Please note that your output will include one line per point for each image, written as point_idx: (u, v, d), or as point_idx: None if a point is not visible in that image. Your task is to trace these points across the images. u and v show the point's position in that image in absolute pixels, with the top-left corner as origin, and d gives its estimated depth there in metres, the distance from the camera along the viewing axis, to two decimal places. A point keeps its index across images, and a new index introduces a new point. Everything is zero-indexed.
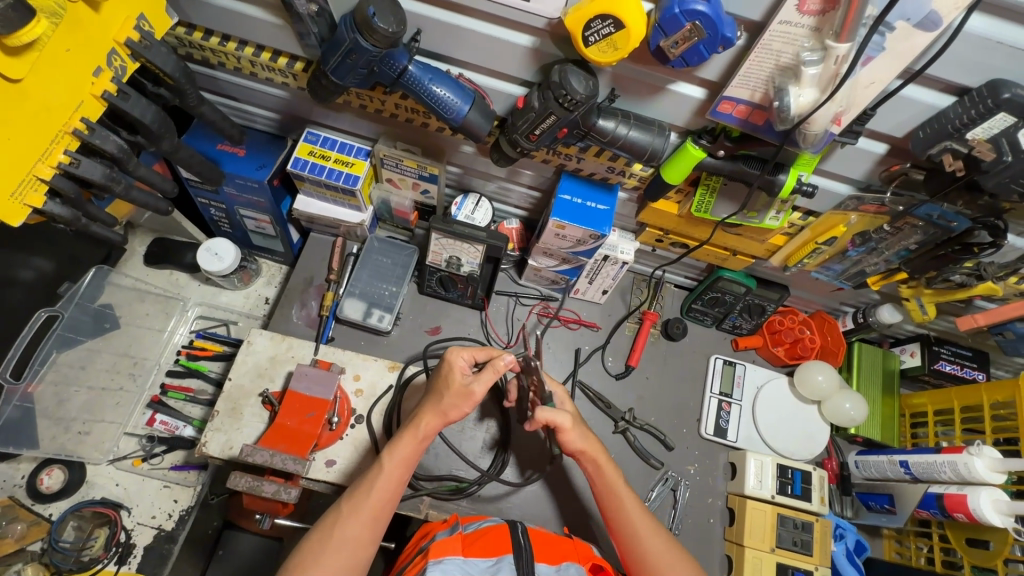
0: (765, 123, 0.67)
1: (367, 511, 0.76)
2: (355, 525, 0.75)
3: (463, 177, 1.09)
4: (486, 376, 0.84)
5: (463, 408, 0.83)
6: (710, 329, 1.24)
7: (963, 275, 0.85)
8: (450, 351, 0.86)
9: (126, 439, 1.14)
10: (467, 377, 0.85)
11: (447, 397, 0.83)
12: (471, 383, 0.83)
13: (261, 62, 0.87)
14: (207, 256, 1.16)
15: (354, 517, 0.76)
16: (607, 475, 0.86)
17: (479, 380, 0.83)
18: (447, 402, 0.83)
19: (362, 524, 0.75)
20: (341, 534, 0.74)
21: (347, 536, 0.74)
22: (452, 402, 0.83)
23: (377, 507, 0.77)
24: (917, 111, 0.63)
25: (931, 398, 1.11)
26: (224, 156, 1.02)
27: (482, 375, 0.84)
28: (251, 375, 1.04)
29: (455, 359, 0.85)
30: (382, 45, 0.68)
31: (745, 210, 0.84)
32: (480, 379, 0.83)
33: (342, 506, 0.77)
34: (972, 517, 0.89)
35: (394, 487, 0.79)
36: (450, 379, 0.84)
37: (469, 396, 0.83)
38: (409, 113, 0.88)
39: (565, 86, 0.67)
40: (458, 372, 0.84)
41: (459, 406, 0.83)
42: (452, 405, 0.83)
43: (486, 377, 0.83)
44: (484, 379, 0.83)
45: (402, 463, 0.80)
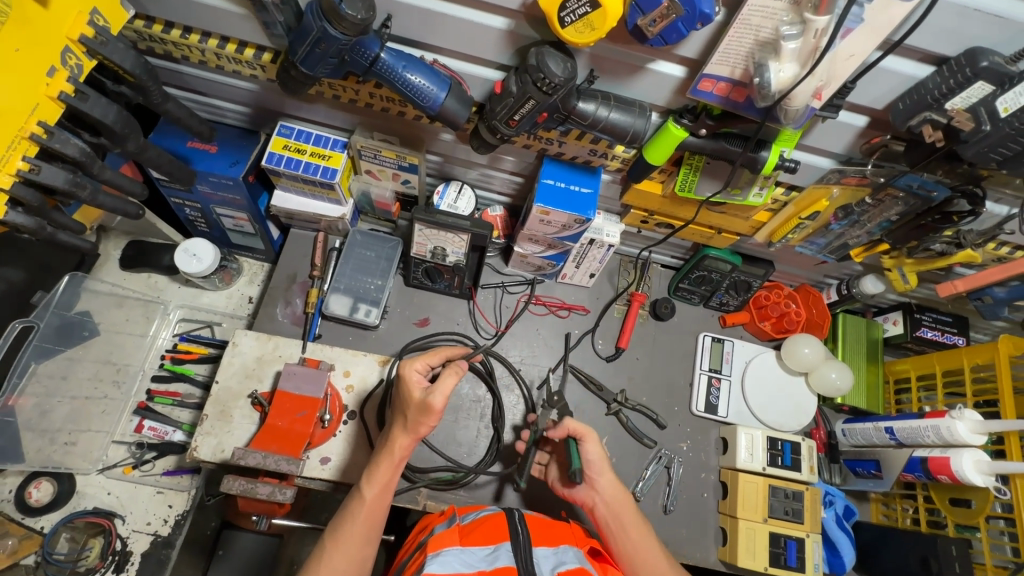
0: (745, 100, 0.66)
1: (349, 545, 0.74)
2: (339, 563, 0.72)
3: (444, 165, 1.07)
4: (445, 384, 0.77)
5: (428, 422, 0.77)
6: (698, 307, 1.25)
7: (943, 244, 0.86)
8: (404, 365, 0.81)
9: (115, 447, 1.12)
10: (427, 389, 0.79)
11: (410, 413, 0.78)
12: (428, 394, 0.77)
13: (227, 55, 0.84)
14: (185, 258, 1.13)
15: (336, 555, 0.73)
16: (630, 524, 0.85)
17: (436, 391, 0.76)
18: (410, 419, 0.78)
19: (345, 558, 0.73)
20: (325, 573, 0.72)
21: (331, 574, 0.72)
22: (416, 419, 0.77)
23: (360, 537, 0.75)
24: (897, 82, 0.62)
25: (914, 364, 1.13)
26: (196, 154, 0.99)
27: (440, 383, 0.77)
28: (238, 377, 1.02)
29: (409, 374, 0.80)
30: (351, 32, 0.66)
31: (729, 188, 0.83)
32: (438, 390, 0.76)
33: (324, 542, 0.75)
34: (955, 479, 0.92)
35: (372, 515, 0.76)
36: (409, 395, 0.79)
37: (431, 410, 0.77)
38: (385, 102, 0.86)
39: (543, 69, 0.65)
40: (414, 386, 0.79)
41: (423, 421, 0.77)
42: (416, 420, 0.77)
43: (445, 385, 0.77)
44: (442, 388, 0.76)
45: (378, 491, 0.77)
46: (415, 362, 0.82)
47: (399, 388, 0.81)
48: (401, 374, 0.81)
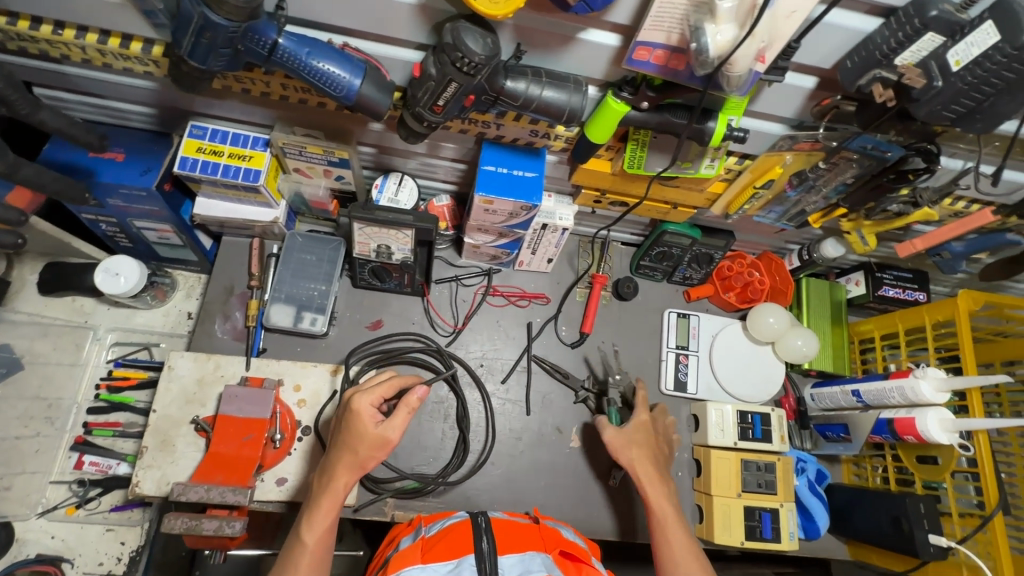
0: (684, 68, 0.60)
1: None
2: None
3: (380, 156, 0.99)
4: (400, 417, 0.76)
5: (380, 456, 0.76)
6: (662, 283, 1.22)
7: (900, 204, 0.83)
8: (355, 398, 0.76)
9: (54, 488, 1.04)
10: (380, 423, 0.76)
11: (361, 449, 0.74)
12: (384, 429, 0.75)
13: (111, 51, 0.74)
14: (106, 278, 1.03)
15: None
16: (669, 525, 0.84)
17: (392, 426, 0.75)
18: (360, 456, 0.75)
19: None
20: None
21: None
22: (366, 454, 0.75)
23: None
24: (844, 38, 0.57)
25: (877, 324, 1.12)
26: (100, 164, 0.89)
27: (395, 418, 0.75)
28: (178, 403, 0.95)
29: (359, 407, 0.75)
30: (237, 17, 0.57)
31: (679, 161, 0.78)
32: (394, 423, 0.75)
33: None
34: (921, 438, 0.92)
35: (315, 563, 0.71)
36: (361, 429, 0.75)
37: (382, 444, 0.75)
38: (300, 93, 0.77)
39: (460, 48, 0.58)
40: (368, 421, 0.75)
41: (374, 455, 0.75)
42: (368, 455, 0.75)
43: (400, 418, 0.76)
44: (398, 423, 0.75)
45: (321, 536, 0.72)
46: (363, 391, 0.77)
47: (344, 421, 0.77)
48: (352, 406, 0.75)
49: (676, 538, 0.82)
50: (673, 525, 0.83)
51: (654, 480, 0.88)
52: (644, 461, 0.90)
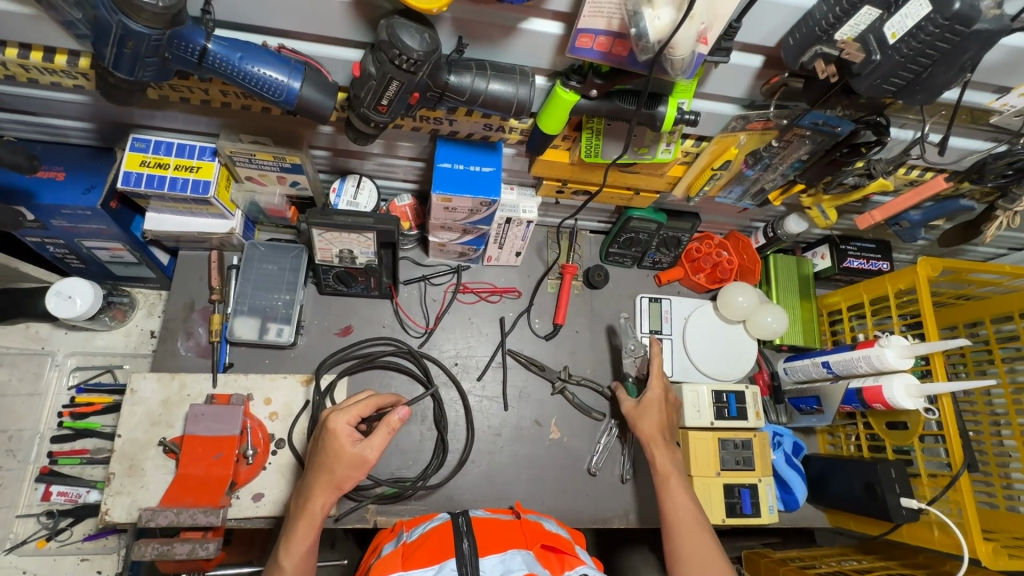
0: (628, 54, 0.59)
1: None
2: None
3: (335, 159, 0.96)
4: (379, 436, 0.74)
5: (358, 476, 0.74)
6: (633, 269, 1.22)
7: (855, 177, 0.84)
8: (331, 417, 0.74)
9: (21, 522, 1.01)
10: (358, 442, 0.74)
11: (338, 470, 0.73)
12: (361, 449, 0.73)
13: (34, 65, 0.70)
14: (58, 301, 0.99)
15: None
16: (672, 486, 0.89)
17: (370, 446, 0.73)
18: (337, 476, 0.73)
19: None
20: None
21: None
22: (343, 475, 0.73)
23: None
24: (784, 16, 0.57)
25: (844, 295, 1.14)
26: (38, 185, 0.85)
27: (373, 437, 0.74)
28: (144, 426, 0.92)
29: (335, 427, 0.74)
30: (159, 24, 0.55)
31: (634, 147, 0.78)
32: (373, 442, 0.74)
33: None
34: (888, 405, 0.94)
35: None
36: (337, 449, 0.73)
37: (359, 465, 0.73)
38: (241, 99, 0.75)
39: (396, 45, 0.56)
40: (346, 441, 0.73)
41: (352, 476, 0.74)
42: (345, 475, 0.73)
43: (378, 438, 0.74)
44: (376, 442, 0.74)
45: (299, 563, 0.70)
46: (339, 411, 0.76)
47: (320, 442, 0.75)
48: (328, 426, 0.74)
49: (678, 493, 0.88)
50: (674, 480, 0.89)
51: (660, 439, 0.94)
52: (653, 424, 0.96)
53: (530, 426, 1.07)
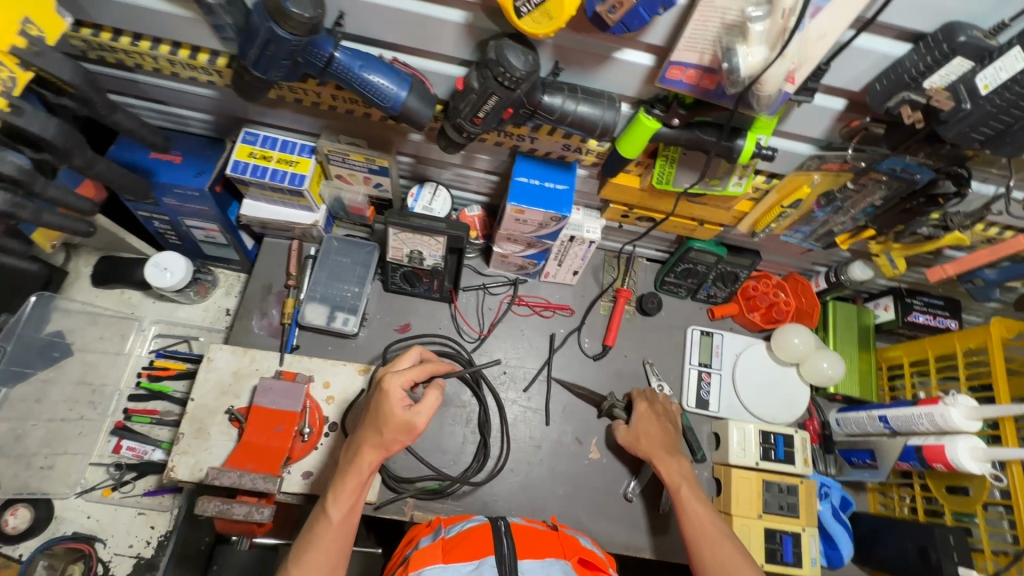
0: (715, 88, 0.63)
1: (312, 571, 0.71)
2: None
3: (417, 166, 1.04)
4: (428, 402, 0.78)
5: (406, 441, 0.77)
6: (686, 300, 1.22)
7: (930, 228, 0.83)
8: (385, 381, 0.78)
9: (93, 469, 1.10)
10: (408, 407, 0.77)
11: (387, 432, 0.76)
12: (410, 414, 0.76)
13: (180, 61, 0.80)
14: (156, 272, 1.09)
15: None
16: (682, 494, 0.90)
17: (419, 411, 0.76)
18: (386, 438, 0.76)
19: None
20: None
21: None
22: (392, 438, 0.76)
23: (323, 562, 0.72)
24: (872, 62, 0.60)
25: (907, 350, 1.11)
26: (158, 165, 0.95)
27: (422, 403, 0.77)
28: (214, 394, 0.99)
29: (390, 392, 0.77)
30: (301, 31, 0.62)
31: (707, 178, 0.81)
32: (422, 408, 0.77)
33: (286, 568, 0.72)
34: (950, 466, 0.90)
35: (336, 541, 0.74)
36: (388, 412, 0.76)
37: (408, 429, 0.77)
38: (348, 103, 0.83)
39: (503, 63, 0.62)
40: (396, 405, 0.76)
41: (400, 440, 0.77)
42: (394, 439, 0.76)
43: (428, 402, 0.78)
44: (426, 409, 0.77)
45: (346, 516, 0.75)
46: (393, 376, 0.79)
47: (373, 405, 0.78)
48: (384, 391, 0.77)
49: (690, 504, 0.89)
50: (684, 490, 0.91)
51: (660, 456, 0.95)
52: (653, 440, 0.98)
53: (571, 443, 1.08)
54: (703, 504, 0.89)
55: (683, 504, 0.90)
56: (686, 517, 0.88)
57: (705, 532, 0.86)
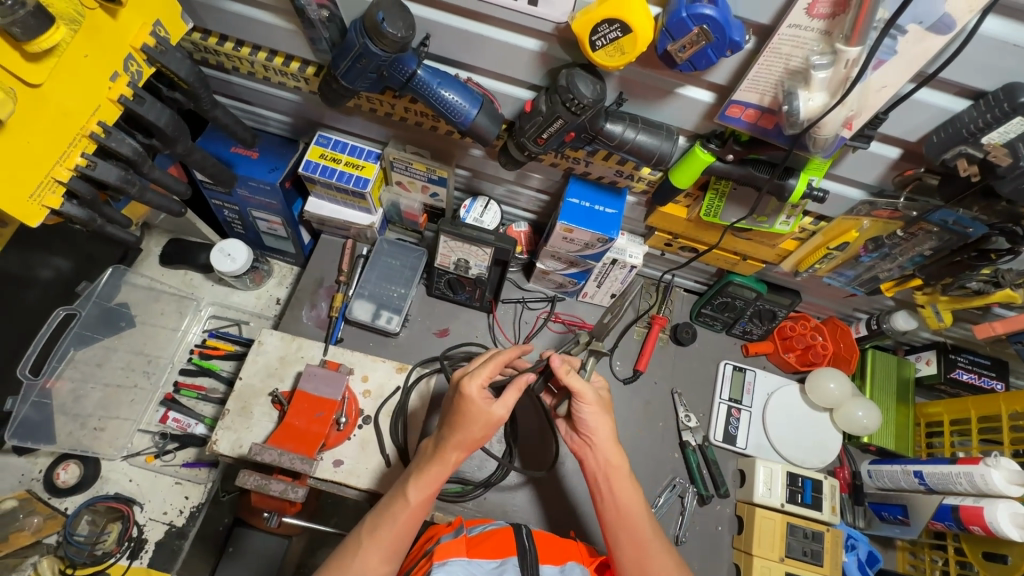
0: (774, 127, 0.66)
1: (387, 544, 0.75)
2: (376, 558, 0.75)
3: (473, 180, 1.09)
4: (509, 396, 0.80)
5: (490, 434, 0.80)
6: (721, 334, 1.23)
7: (979, 282, 0.84)
8: (466, 383, 0.78)
9: (140, 436, 1.15)
10: (490, 404, 0.79)
11: (475, 428, 0.78)
12: (495, 411, 0.78)
13: (273, 67, 0.88)
14: (220, 257, 1.17)
15: (372, 549, 0.75)
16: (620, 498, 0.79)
17: (503, 407, 0.79)
18: (474, 434, 0.78)
19: (380, 557, 0.75)
20: (360, 567, 0.74)
21: (367, 567, 0.74)
22: (479, 433, 0.79)
23: (399, 538, 0.76)
24: (930, 115, 0.62)
25: (947, 407, 1.09)
26: (238, 159, 1.03)
27: (506, 398, 0.79)
28: (261, 374, 1.03)
29: (472, 392, 0.78)
30: (391, 49, 0.68)
31: (754, 215, 0.83)
32: (504, 404, 0.79)
33: (361, 537, 0.76)
34: (989, 530, 0.87)
35: (411, 520, 0.77)
36: (474, 411, 0.78)
37: (491, 424, 0.79)
38: (419, 116, 0.89)
39: (573, 91, 0.67)
40: (481, 404, 0.77)
41: (486, 433, 0.80)
42: (479, 433, 0.79)
43: (509, 398, 0.80)
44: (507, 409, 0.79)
45: (422, 498, 0.78)
46: (473, 375, 0.79)
47: (456, 400, 0.80)
48: (464, 388, 0.78)
49: (633, 503, 0.79)
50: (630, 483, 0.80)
51: (617, 441, 0.82)
52: (602, 428, 0.82)
53: None
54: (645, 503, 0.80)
55: (622, 501, 0.79)
56: (624, 516, 0.78)
57: (646, 533, 0.77)
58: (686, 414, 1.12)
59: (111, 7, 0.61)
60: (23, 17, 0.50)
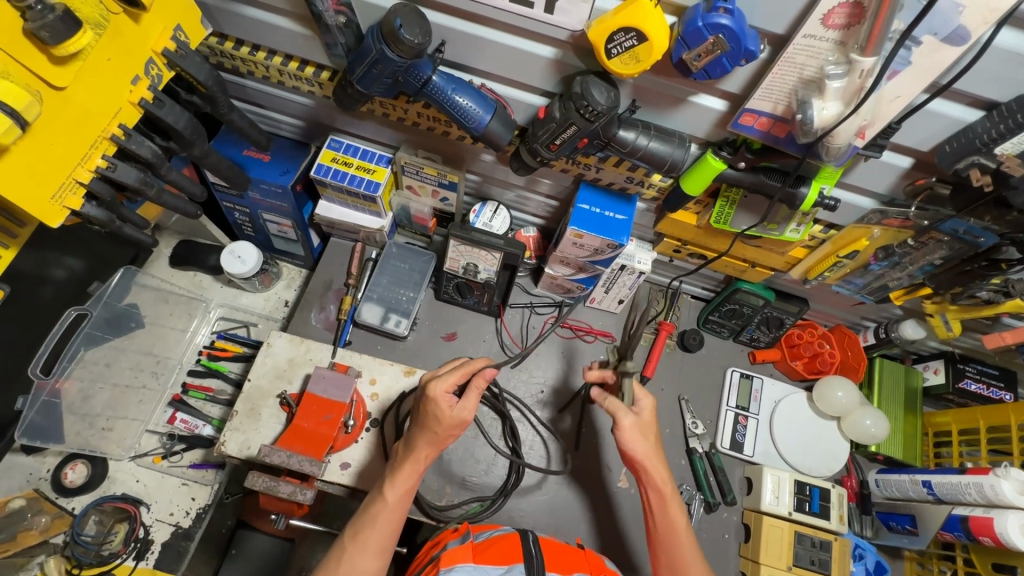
0: (786, 136, 0.67)
1: (373, 546, 0.76)
2: (368, 558, 0.76)
3: (482, 185, 1.10)
4: (472, 399, 0.82)
5: (457, 433, 0.82)
6: (728, 341, 1.23)
7: (989, 292, 0.84)
8: (432, 385, 0.80)
9: (147, 436, 1.15)
10: (455, 407, 0.80)
11: (440, 429, 0.80)
12: (460, 413, 0.80)
13: (289, 71, 0.89)
14: (230, 259, 1.18)
15: (357, 553, 0.76)
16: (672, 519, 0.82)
17: (467, 409, 0.81)
18: (440, 433, 0.80)
19: (367, 559, 0.76)
20: (347, 570, 0.74)
21: (353, 571, 0.75)
22: (444, 433, 0.81)
23: (382, 541, 0.77)
24: (944, 125, 0.62)
25: (955, 417, 1.09)
26: (250, 162, 1.03)
27: (468, 401, 0.81)
28: (270, 376, 1.03)
29: (436, 394, 0.79)
30: (408, 55, 0.69)
31: (765, 222, 0.84)
32: (468, 407, 0.81)
33: (346, 542, 0.77)
34: (999, 541, 0.86)
35: (393, 519, 0.78)
36: (438, 413, 0.79)
37: (456, 424, 0.80)
38: (431, 121, 0.90)
39: (586, 98, 0.67)
40: (446, 406, 0.79)
41: (453, 432, 0.81)
42: (445, 433, 0.80)
43: (471, 401, 0.82)
44: (469, 404, 0.81)
45: (401, 497, 0.79)
46: (439, 379, 0.81)
47: (423, 404, 0.81)
48: (429, 393, 0.80)
49: (680, 528, 0.81)
50: (675, 503, 0.82)
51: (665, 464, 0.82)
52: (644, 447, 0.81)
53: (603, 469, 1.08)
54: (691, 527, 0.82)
55: (671, 525, 0.82)
56: (672, 540, 0.81)
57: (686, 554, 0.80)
58: (692, 421, 1.12)
59: (134, 12, 0.62)
60: (52, 21, 0.51)
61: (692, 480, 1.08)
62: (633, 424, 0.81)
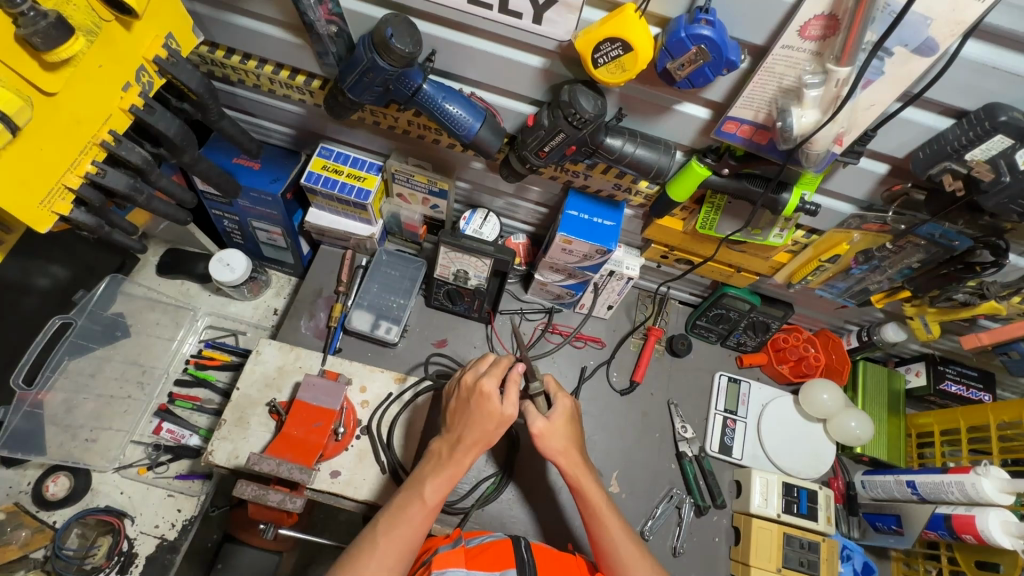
0: (767, 143, 0.69)
1: (401, 542, 0.75)
2: (392, 558, 0.74)
3: (473, 192, 1.11)
4: (515, 394, 0.83)
5: (500, 431, 0.82)
6: (715, 346, 1.24)
7: (966, 294, 0.87)
8: (482, 380, 0.81)
9: (132, 447, 1.13)
10: (501, 403, 0.82)
11: (489, 425, 0.80)
12: (507, 409, 0.81)
13: (280, 80, 0.90)
14: (219, 267, 1.17)
15: (388, 552, 0.74)
16: (591, 499, 0.84)
17: (512, 404, 0.82)
18: (488, 431, 0.81)
19: (394, 555, 0.74)
20: (378, 563, 0.73)
21: (382, 566, 0.73)
22: (489, 432, 0.81)
23: (413, 538, 0.76)
24: (917, 132, 0.65)
25: (937, 417, 1.11)
26: (240, 170, 1.03)
27: (512, 395, 0.82)
28: (258, 385, 1.01)
29: (488, 390, 0.81)
30: (399, 64, 0.70)
31: (749, 227, 0.86)
32: (512, 401, 0.82)
33: (376, 535, 0.76)
34: (981, 539, 0.88)
35: (426, 520, 0.78)
36: (487, 408, 0.81)
37: (504, 422, 0.81)
38: (421, 129, 0.91)
39: (575, 106, 0.69)
40: (492, 402, 0.81)
41: (496, 431, 0.81)
42: (491, 430, 0.81)
43: (513, 395, 0.82)
44: (515, 400, 0.82)
45: (437, 499, 0.79)
46: (486, 374, 0.83)
47: (467, 398, 0.83)
48: (478, 386, 0.81)
49: (600, 505, 0.84)
50: (587, 480, 0.85)
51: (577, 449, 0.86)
52: (558, 439, 0.85)
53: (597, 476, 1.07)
54: (613, 504, 0.85)
55: (591, 504, 0.84)
56: (596, 521, 0.83)
57: (616, 542, 0.81)
58: (682, 425, 1.13)
59: (126, 20, 0.62)
60: (44, 28, 0.51)
61: (685, 484, 1.09)
62: (544, 424, 0.85)
